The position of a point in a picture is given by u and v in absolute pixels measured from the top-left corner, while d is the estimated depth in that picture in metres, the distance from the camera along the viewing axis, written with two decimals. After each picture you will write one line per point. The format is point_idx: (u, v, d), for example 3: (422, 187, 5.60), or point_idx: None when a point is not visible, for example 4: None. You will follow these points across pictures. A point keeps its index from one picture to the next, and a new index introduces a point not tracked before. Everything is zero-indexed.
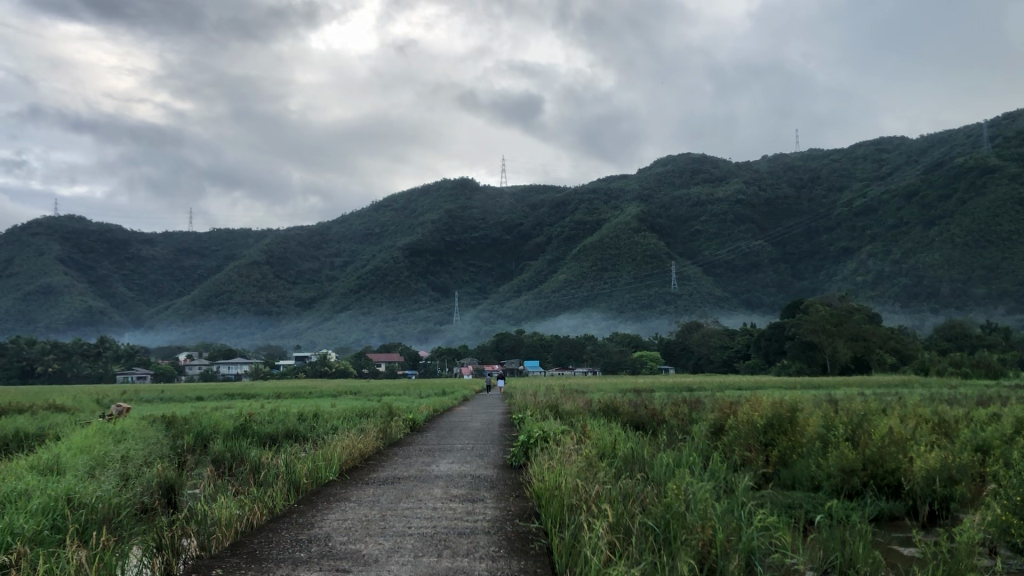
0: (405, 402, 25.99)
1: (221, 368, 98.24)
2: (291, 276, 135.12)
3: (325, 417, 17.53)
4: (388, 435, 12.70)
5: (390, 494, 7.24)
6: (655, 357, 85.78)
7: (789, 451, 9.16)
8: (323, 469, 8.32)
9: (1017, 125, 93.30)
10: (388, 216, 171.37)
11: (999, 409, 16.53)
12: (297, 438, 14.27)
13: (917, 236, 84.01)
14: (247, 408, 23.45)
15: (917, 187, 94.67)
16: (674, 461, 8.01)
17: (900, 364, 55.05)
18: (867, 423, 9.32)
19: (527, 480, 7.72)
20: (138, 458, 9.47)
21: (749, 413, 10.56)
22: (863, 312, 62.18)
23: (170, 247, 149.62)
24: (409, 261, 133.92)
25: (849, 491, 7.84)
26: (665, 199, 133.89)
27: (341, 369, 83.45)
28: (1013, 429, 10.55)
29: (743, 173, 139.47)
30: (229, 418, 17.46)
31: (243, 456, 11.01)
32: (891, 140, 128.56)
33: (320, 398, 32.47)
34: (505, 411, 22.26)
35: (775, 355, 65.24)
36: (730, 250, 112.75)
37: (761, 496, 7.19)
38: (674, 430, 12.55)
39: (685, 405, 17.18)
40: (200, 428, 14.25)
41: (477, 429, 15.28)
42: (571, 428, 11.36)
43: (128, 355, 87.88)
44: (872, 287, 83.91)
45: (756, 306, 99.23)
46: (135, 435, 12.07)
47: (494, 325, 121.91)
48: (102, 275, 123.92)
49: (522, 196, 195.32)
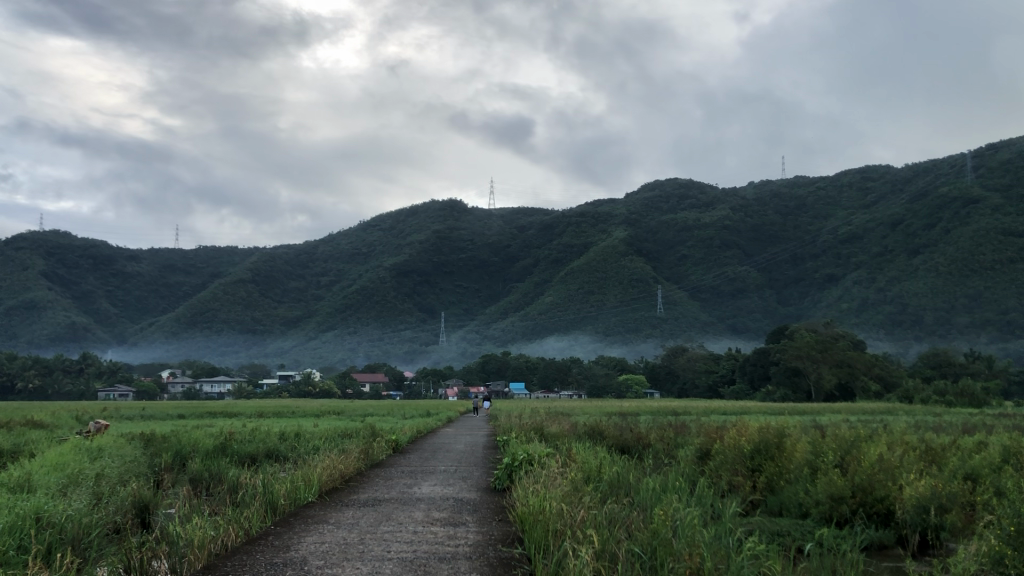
0: (389, 423, 25.75)
1: (204, 387, 97.49)
2: (277, 295, 134.68)
3: (306, 436, 17.31)
4: (370, 457, 12.54)
5: (370, 517, 7.08)
6: (640, 381, 85.60)
7: (776, 477, 9.03)
8: (301, 489, 8.13)
9: (999, 157, 94.60)
10: (376, 237, 171.20)
11: (986, 437, 16.50)
12: (277, 457, 14.08)
13: (901, 265, 84.50)
14: (226, 426, 23.18)
15: (901, 216, 95.40)
16: (660, 485, 7.90)
17: (884, 392, 55.03)
18: (855, 449, 9.23)
19: (511, 503, 7.57)
20: (114, 476, 9.28)
21: (736, 437, 10.44)
22: (847, 339, 62.29)
23: (155, 263, 148.88)
24: (396, 282, 133.87)
25: (836, 518, 7.77)
26: (652, 224, 134.53)
27: (324, 389, 82.91)
28: (1000, 458, 10.47)
29: (729, 200, 140.37)
30: (210, 436, 17.24)
31: (221, 475, 10.81)
32: (875, 168, 129.78)
33: (302, 418, 32.13)
34: (490, 433, 22.01)
35: (760, 381, 65.36)
36: (716, 275, 113.16)
37: (751, 524, 7.07)
38: (659, 455, 12.45)
39: (671, 429, 17.05)
40: (178, 446, 14.02)
41: (461, 452, 15.08)
42: (556, 450, 11.27)
43: (110, 372, 87.20)
44: (857, 313, 84.22)
45: (742, 331, 99.15)
46: (112, 452, 11.86)
47: (480, 347, 121.51)
48: (86, 291, 123.14)
49: (510, 218, 195.26)
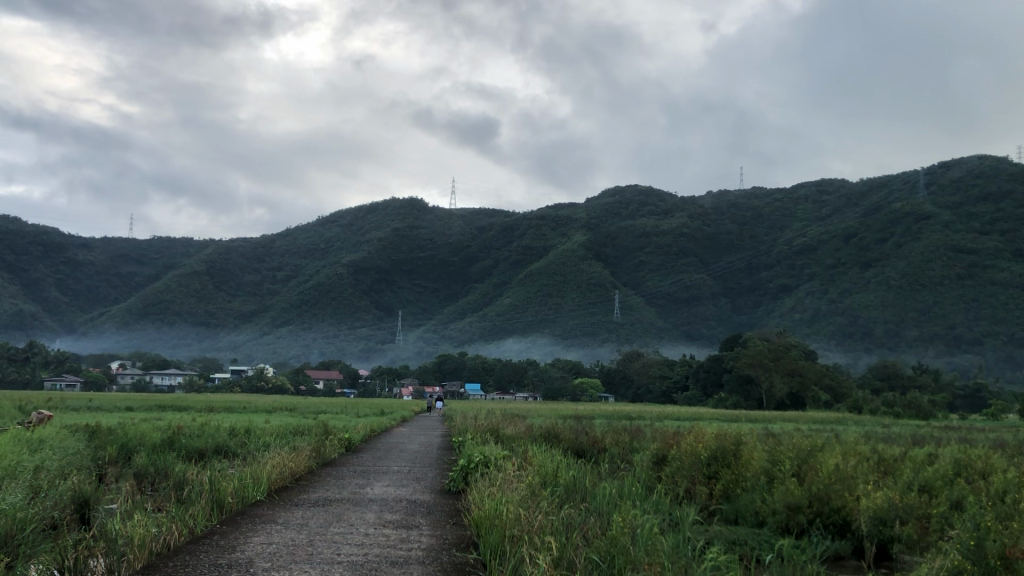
0: (343, 421, 25.43)
1: (154, 379, 95.88)
2: (231, 288, 132.87)
3: (258, 432, 16.97)
4: (322, 455, 12.28)
5: (321, 518, 6.85)
6: (595, 385, 85.59)
7: (733, 483, 8.97)
8: (249, 488, 7.88)
9: (951, 175, 96.49)
10: (335, 232, 169.50)
11: (937, 449, 16.75)
12: (226, 453, 13.76)
13: (853, 278, 85.86)
14: (175, 420, 22.77)
15: (855, 229, 96.91)
16: (616, 490, 7.81)
17: (833, 403, 55.82)
18: (811, 459, 9.21)
19: (466, 507, 7.41)
20: (53, 469, 8.93)
21: (693, 443, 10.39)
22: (800, 348, 63.09)
23: (107, 252, 146.08)
24: (353, 280, 132.87)
25: (792, 527, 7.73)
26: (612, 229, 135.11)
27: (277, 385, 81.99)
28: (954, 472, 10.52)
29: (688, 208, 141.45)
30: (158, 431, 16.78)
31: (167, 471, 10.49)
32: (832, 182, 131.59)
33: (252, 413, 31.58)
34: (445, 434, 21.84)
35: (713, 388, 65.89)
36: (673, 282, 113.87)
37: (709, 532, 7.01)
38: (616, 458, 12.37)
39: (626, 433, 16.97)
40: (124, 439, 13.64)
41: (414, 452, 14.84)
42: (511, 452, 11.12)
43: (57, 362, 85.28)
44: (809, 324, 85.25)
45: (696, 338, 99.87)
46: (53, 444, 11.43)
47: (437, 347, 121.05)
48: (35, 278, 120.47)
49: (471, 218, 194.68)
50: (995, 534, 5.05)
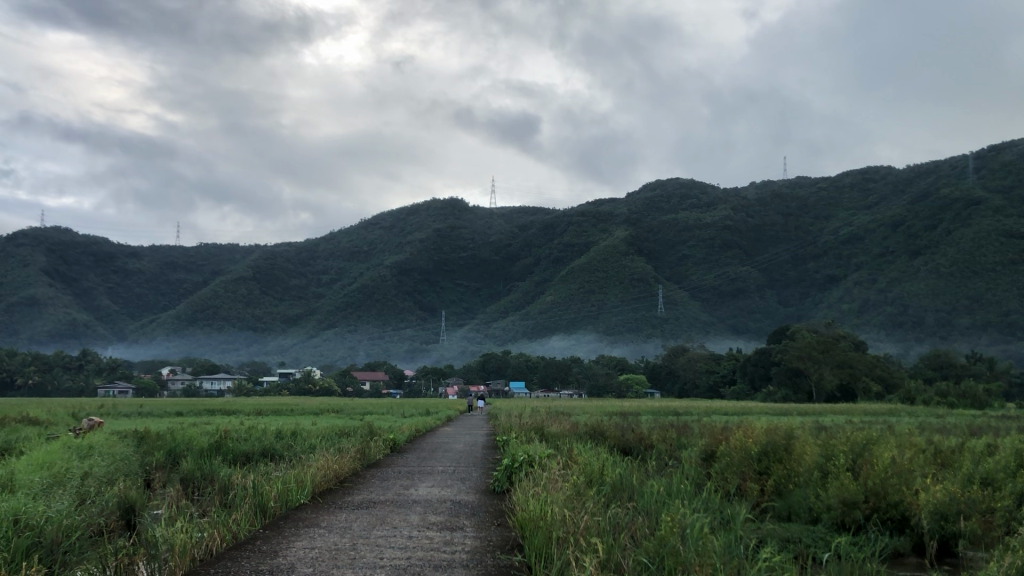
0: (388, 422, 25.44)
1: (204, 384, 97.28)
2: (277, 292, 134.46)
3: (304, 435, 16.99)
4: (367, 456, 12.22)
5: (363, 521, 6.77)
6: (641, 381, 85.03)
7: (785, 479, 8.75)
8: (293, 491, 7.83)
9: (1001, 158, 94.25)
10: (377, 235, 170.54)
11: (993, 440, 16.26)
12: (272, 457, 13.80)
13: (902, 266, 84.29)
14: (224, 424, 22.98)
15: (903, 216, 94.99)
16: (664, 488, 7.63)
17: (885, 394, 54.72)
18: (865, 452, 8.97)
19: (511, 507, 7.30)
20: (102, 475, 8.99)
21: (742, 438, 10.14)
22: (849, 339, 62.07)
23: (156, 260, 148.75)
24: (396, 281, 133.63)
25: (849, 523, 7.45)
26: (654, 224, 134.18)
27: (324, 387, 82.72)
28: (1014, 463, 10.17)
29: (731, 200, 139.94)
30: (207, 435, 16.94)
31: (212, 476, 10.51)
32: (878, 169, 129.24)
33: (298, 417, 31.58)
34: (489, 433, 21.76)
35: (761, 381, 64.98)
36: (717, 275, 112.63)
37: (763, 529, 6.83)
38: (663, 456, 12.15)
39: (673, 430, 16.69)
40: (172, 444, 13.77)
41: (459, 452, 14.78)
42: (556, 451, 10.99)
43: (110, 369, 86.89)
44: (858, 314, 83.74)
45: (742, 331, 98.63)
46: (102, 451, 11.51)
47: (481, 346, 121.12)
48: (87, 288, 123.07)
49: (512, 217, 194.68)
50: None
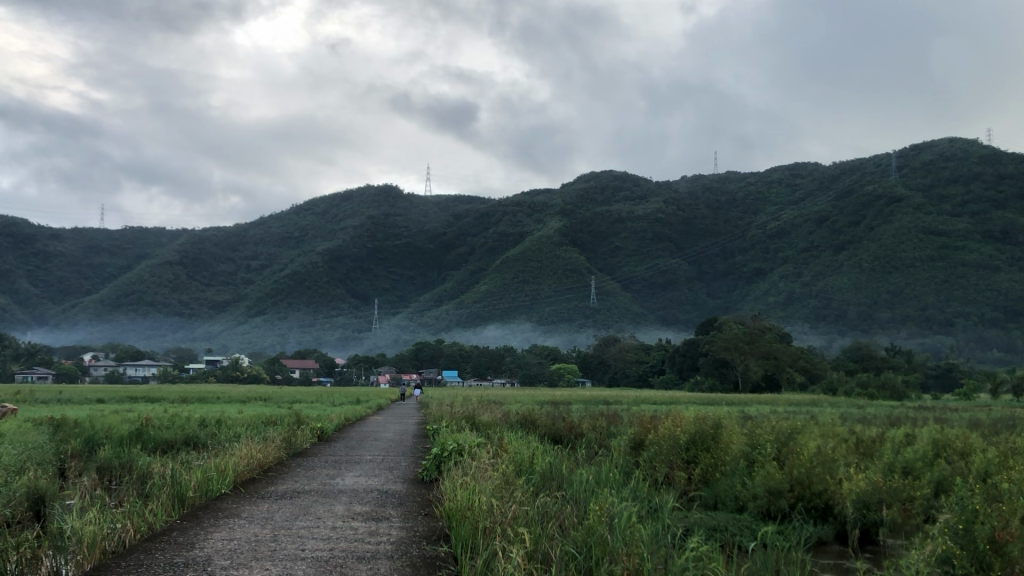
0: (317, 410, 25.04)
1: (127, 370, 94.87)
2: (205, 278, 131.73)
3: (229, 423, 16.58)
4: (293, 446, 11.93)
5: (285, 511, 6.60)
6: (572, 371, 85.53)
7: (713, 468, 8.78)
8: (214, 480, 7.59)
9: (922, 158, 97.26)
10: (309, 221, 168.06)
11: (915, 430, 16.65)
12: (196, 446, 13.41)
13: (826, 261, 86.40)
14: (146, 412, 22.33)
15: (828, 213, 97.35)
16: (593, 476, 7.61)
17: (808, 384, 56.14)
18: (792, 441, 9.09)
19: (439, 497, 7.19)
20: (9, 465, 8.56)
21: (670, 427, 10.16)
22: (775, 331, 63.41)
23: (78, 243, 144.28)
24: (328, 267, 132.04)
25: (775, 512, 7.54)
26: (587, 215, 135.01)
27: (252, 374, 81.27)
28: (929, 453, 10.41)
29: (663, 193, 141.59)
30: (126, 422, 16.35)
31: (131, 464, 10.16)
32: (805, 165, 132.10)
33: (225, 404, 30.87)
34: (421, 422, 21.57)
35: (690, 371, 65.98)
36: (648, 267, 113.65)
37: (690, 518, 6.87)
38: (592, 444, 12.16)
39: (604, 418, 16.73)
40: (90, 432, 13.25)
41: (388, 441, 14.59)
42: (486, 440, 10.89)
43: (29, 354, 84.03)
44: (784, 306, 85.49)
45: (672, 322, 99.91)
46: (13, 440, 11.02)
47: (414, 334, 120.37)
48: (4, 270, 118.88)
49: (446, 206, 193.72)
50: (995, 517, 4.99)
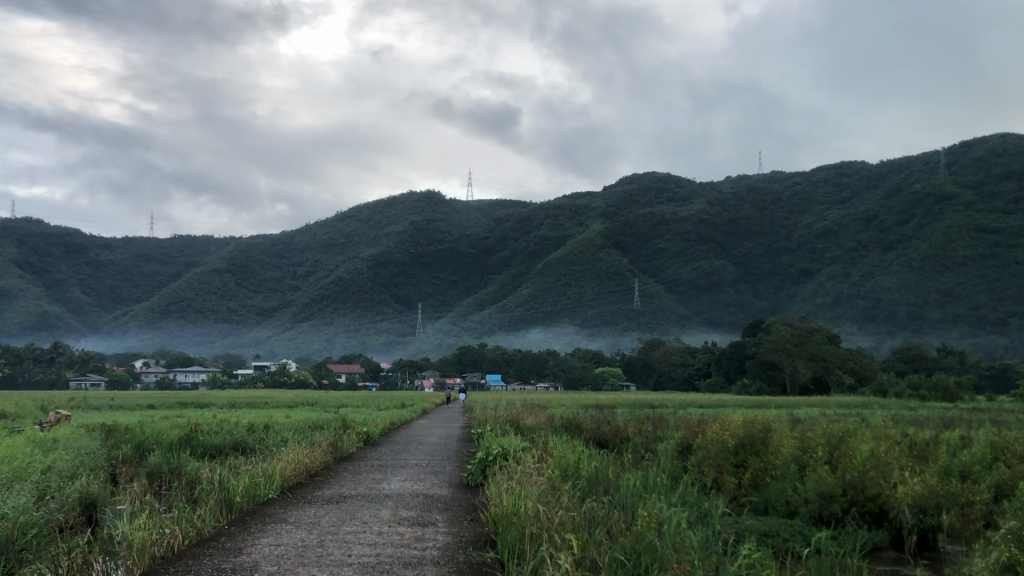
0: (362, 414, 25.18)
1: (178, 376, 96.36)
2: (252, 285, 133.61)
3: (277, 428, 16.71)
4: (339, 450, 12.00)
5: (332, 515, 6.61)
6: (617, 374, 85.17)
7: (762, 472, 8.61)
8: (261, 485, 7.63)
9: (973, 154, 95.35)
10: (353, 227, 169.57)
11: (967, 432, 16.29)
12: (244, 451, 13.56)
13: (875, 260, 84.99)
14: (193, 418, 22.59)
15: (876, 212, 95.82)
16: (641, 481, 7.50)
17: (858, 386, 55.27)
18: (844, 445, 8.89)
19: (484, 502, 7.15)
20: (63, 470, 8.71)
21: (718, 431, 10.00)
22: (822, 332, 62.47)
23: (129, 252, 147.27)
24: (372, 273, 133.10)
25: (827, 518, 7.37)
26: (630, 218, 134.38)
27: (299, 380, 82.15)
28: (986, 457, 10.13)
29: (706, 194, 140.41)
30: (176, 428, 16.57)
31: (180, 470, 10.28)
32: (851, 164, 130.06)
33: (272, 410, 31.22)
34: (465, 426, 21.52)
35: (736, 374, 65.26)
36: (693, 269, 112.72)
37: (739, 523, 6.74)
38: (638, 448, 12.04)
39: (649, 422, 16.59)
40: (141, 437, 13.44)
41: (432, 444, 14.61)
42: (531, 444, 10.81)
43: (83, 362, 85.82)
44: (832, 306, 84.17)
45: (718, 324, 98.97)
46: (66, 444, 11.22)
47: (457, 339, 120.60)
48: (58, 279, 121.95)
49: (487, 210, 194.04)
50: None
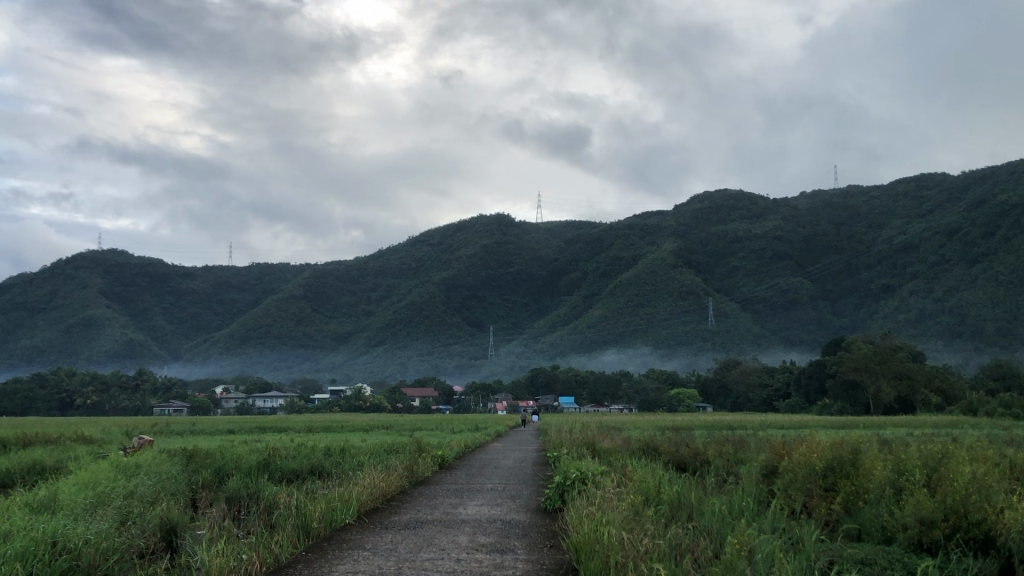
0: (437, 437, 25.31)
1: (257, 402, 97.79)
2: (327, 311, 135.97)
3: (353, 452, 16.78)
4: (415, 474, 11.92)
5: (409, 541, 6.50)
6: (692, 396, 83.88)
7: (853, 497, 8.21)
8: (338, 510, 7.56)
9: None
10: (425, 251, 171.37)
11: None
12: (321, 474, 13.62)
13: (959, 274, 82.25)
14: (271, 441, 22.95)
15: (959, 225, 92.86)
16: (725, 506, 7.21)
17: (946, 405, 53.22)
18: (942, 467, 8.43)
19: (565, 527, 6.95)
20: (146, 495, 8.83)
21: (806, 453, 9.59)
22: (906, 350, 60.49)
23: (210, 280, 151.72)
24: (444, 296, 134.17)
25: (929, 545, 6.96)
26: (703, 236, 132.77)
27: (374, 404, 83.09)
28: None
29: (781, 210, 137.87)
30: (255, 452, 16.73)
31: (258, 495, 10.32)
32: (932, 175, 126.15)
33: (349, 433, 31.56)
34: (540, 448, 21.35)
35: (817, 395, 63.61)
36: (769, 287, 110.65)
37: (832, 550, 6.40)
38: (719, 473, 11.66)
39: (731, 445, 16.09)
40: (221, 462, 13.62)
41: (509, 468, 14.43)
42: (610, 467, 10.55)
43: (166, 389, 88.20)
44: (915, 323, 81.48)
45: (796, 343, 96.76)
46: (149, 470, 11.42)
47: (530, 360, 120.36)
48: (143, 308, 127.00)
49: (558, 231, 194.00)
50: None
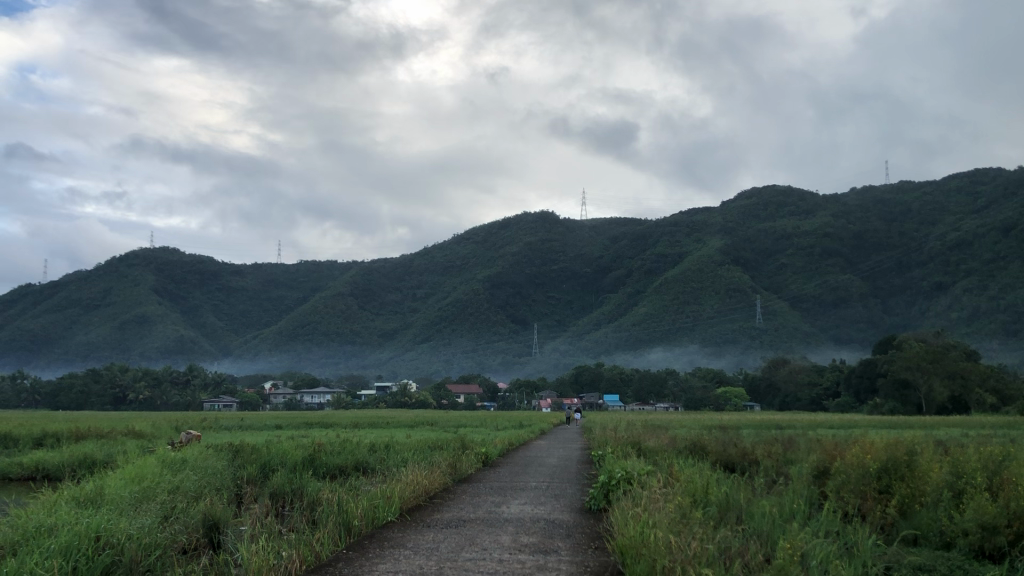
0: (480, 434, 25.25)
1: (305, 397, 98.79)
2: (373, 308, 136.92)
3: (396, 449, 16.77)
4: (458, 471, 11.85)
5: (451, 541, 6.39)
6: (740, 395, 82.79)
7: (910, 497, 7.95)
8: (380, 508, 7.48)
9: None
10: (470, 248, 171.70)
11: None
12: (365, 470, 13.62)
13: (1015, 272, 80.24)
14: (315, 438, 23.09)
15: (1016, 221, 90.66)
16: (775, 508, 7.01)
17: (1001, 406, 51.53)
18: (1003, 471, 8.09)
19: (609, 528, 6.81)
20: (191, 490, 8.86)
21: (858, 453, 9.27)
22: (960, 349, 59.02)
23: (259, 278, 153.76)
24: (488, 294, 134.37)
25: (990, 552, 6.71)
26: (750, 233, 131.09)
27: (419, 401, 83.40)
28: None
29: (830, 206, 135.67)
30: (299, 448, 16.75)
31: (302, 490, 10.31)
32: (987, 171, 123.17)
33: (392, 429, 31.58)
34: (584, 447, 21.15)
35: (868, 394, 62.38)
36: (818, 284, 108.90)
37: (888, 555, 6.16)
38: (770, 473, 11.37)
39: (780, 445, 15.73)
40: (266, 458, 13.69)
41: (552, 466, 14.30)
42: (655, 466, 10.35)
43: (215, 384, 89.45)
44: (970, 321, 79.59)
45: (846, 342, 95.13)
46: (195, 465, 11.48)
47: (575, 358, 119.97)
48: (193, 305, 129.13)
49: (603, 228, 193.10)
50: None
